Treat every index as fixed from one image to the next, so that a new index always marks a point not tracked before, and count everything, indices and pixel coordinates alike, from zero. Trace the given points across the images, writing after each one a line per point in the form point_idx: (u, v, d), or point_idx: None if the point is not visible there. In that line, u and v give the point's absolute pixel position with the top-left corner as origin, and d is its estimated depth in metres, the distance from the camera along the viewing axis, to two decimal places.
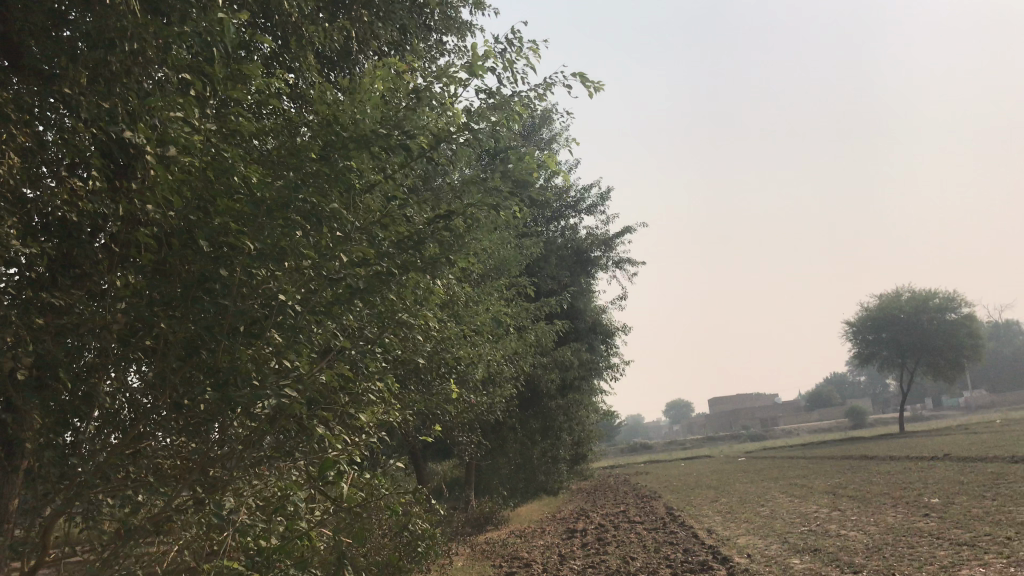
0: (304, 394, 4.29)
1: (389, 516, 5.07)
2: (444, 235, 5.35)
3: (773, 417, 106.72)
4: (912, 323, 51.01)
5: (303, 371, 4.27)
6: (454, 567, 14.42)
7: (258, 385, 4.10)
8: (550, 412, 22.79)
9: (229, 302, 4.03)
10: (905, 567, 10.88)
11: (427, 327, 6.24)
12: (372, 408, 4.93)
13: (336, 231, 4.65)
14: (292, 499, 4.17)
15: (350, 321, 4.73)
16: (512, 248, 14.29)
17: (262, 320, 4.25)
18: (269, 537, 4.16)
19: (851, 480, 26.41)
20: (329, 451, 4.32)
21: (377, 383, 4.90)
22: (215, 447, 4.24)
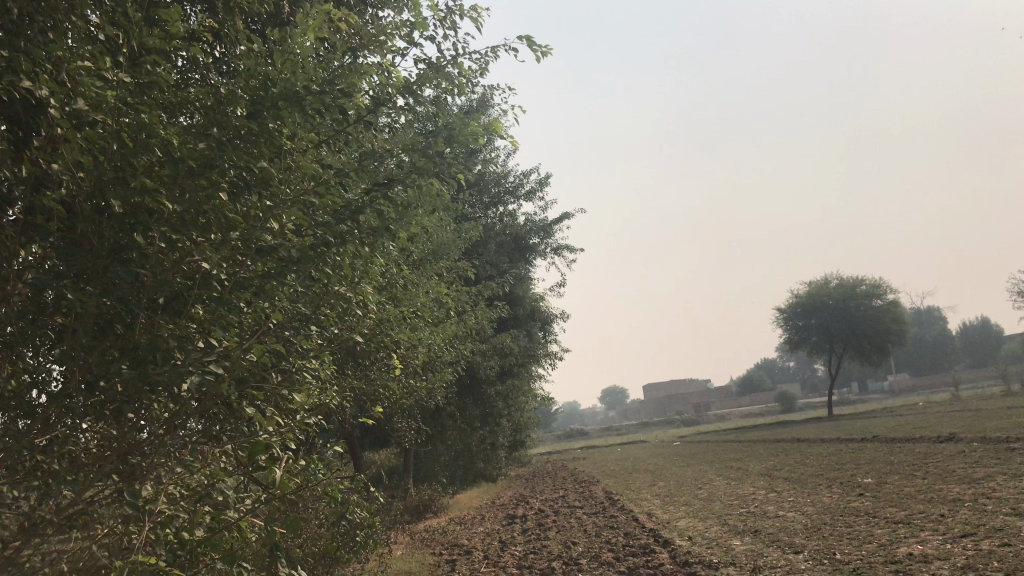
0: (231, 373, 3.93)
1: (325, 505, 4.73)
2: (383, 205, 5.04)
3: (708, 404, 108.64)
4: (840, 310, 52.25)
5: (228, 347, 3.91)
6: (394, 557, 14.11)
7: (180, 362, 3.72)
8: (489, 399, 22.55)
9: (146, 271, 3.65)
10: (844, 546, 10.93)
11: (365, 306, 5.91)
12: (306, 389, 4.60)
13: (265, 198, 4.30)
14: (218, 486, 3.80)
15: (281, 295, 4.38)
16: (451, 231, 14.00)
17: (182, 292, 3.88)
18: (191, 530, 3.80)
19: (785, 462, 26.84)
20: (259, 434, 3.98)
21: (313, 362, 4.56)
22: (134, 433, 3.85)
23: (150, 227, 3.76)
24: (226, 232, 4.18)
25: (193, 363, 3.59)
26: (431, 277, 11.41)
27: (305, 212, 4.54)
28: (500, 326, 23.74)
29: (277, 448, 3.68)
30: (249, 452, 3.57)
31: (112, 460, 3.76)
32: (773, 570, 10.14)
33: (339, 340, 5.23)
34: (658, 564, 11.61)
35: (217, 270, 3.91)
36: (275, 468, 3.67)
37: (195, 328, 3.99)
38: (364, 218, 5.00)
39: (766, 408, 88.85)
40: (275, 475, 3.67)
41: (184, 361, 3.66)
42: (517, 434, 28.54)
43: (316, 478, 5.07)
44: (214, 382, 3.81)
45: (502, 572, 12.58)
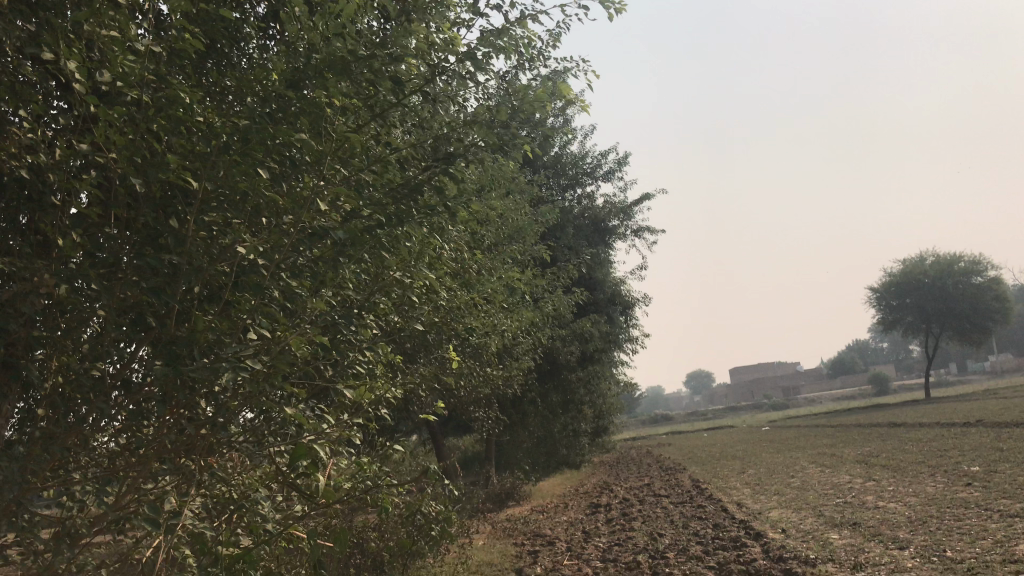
0: (274, 370, 3.57)
1: (385, 507, 4.38)
2: (444, 181, 4.60)
3: (797, 388, 105.91)
4: (938, 288, 49.88)
5: (271, 340, 3.56)
6: (475, 547, 13.86)
7: (216, 356, 3.39)
8: (571, 386, 22.10)
9: (176, 257, 3.32)
10: (955, 542, 10.12)
11: (429, 292, 5.52)
12: (363, 382, 4.22)
13: (312, 174, 3.93)
14: (257, 495, 3.44)
15: (331, 280, 4.01)
16: (525, 214, 13.58)
17: (221, 280, 3.57)
18: (230, 540, 3.49)
19: (881, 448, 25.65)
20: (305, 436, 3.62)
21: (369, 354, 4.19)
22: (173, 434, 3.54)
23: (184, 211, 3.46)
24: (269, 216, 3.85)
25: (228, 360, 3.26)
26: (504, 260, 11.03)
27: (357, 191, 4.19)
28: (581, 311, 23.25)
29: (322, 453, 3.32)
30: (291, 456, 3.22)
31: (147, 464, 3.46)
32: (877, 568, 9.43)
33: (399, 332, 4.88)
34: (750, 559, 10.98)
35: (257, 255, 3.56)
36: (320, 476, 3.31)
37: (236, 318, 3.68)
38: (425, 196, 4.58)
39: (858, 391, 85.95)
40: (320, 483, 3.31)
41: (219, 356, 3.31)
42: (599, 420, 28.07)
43: (376, 479, 4.75)
44: (255, 378, 3.48)
45: (585, 565, 12.16)
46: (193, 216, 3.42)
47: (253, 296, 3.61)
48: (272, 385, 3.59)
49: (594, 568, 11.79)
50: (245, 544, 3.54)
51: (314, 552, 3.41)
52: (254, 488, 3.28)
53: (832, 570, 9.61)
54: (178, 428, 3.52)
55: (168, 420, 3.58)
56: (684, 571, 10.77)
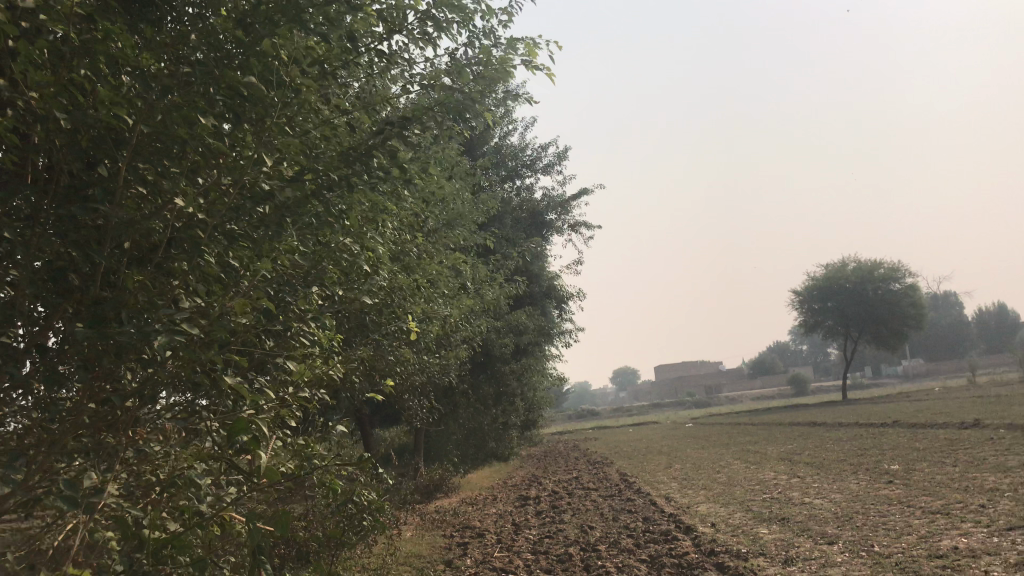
0: (212, 338, 3.30)
1: (325, 491, 4.14)
2: (397, 146, 4.37)
3: (721, 387, 108.02)
4: (859, 293, 51.36)
5: (210, 305, 3.29)
6: (404, 538, 13.56)
7: (148, 319, 3.10)
8: (503, 377, 21.94)
9: (106, 208, 3.03)
10: (881, 538, 10.26)
11: (374, 268, 5.29)
12: (306, 357, 3.98)
13: (258, 130, 3.68)
14: (190, 474, 3.17)
15: (275, 245, 3.76)
16: (468, 201, 13.34)
17: (156, 238, 3.28)
18: (157, 523, 3.22)
19: (803, 446, 26.18)
20: (244, 410, 3.36)
21: (313, 326, 3.95)
22: (96, 406, 3.24)
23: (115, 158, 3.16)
24: (208, 170, 3.58)
25: (160, 323, 2.98)
26: (446, 245, 10.80)
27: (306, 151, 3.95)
28: (516, 303, 23.13)
29: (264, 428, 3.07)
30: (229, 430, 2.97)
31: (66, 436, 3.14)
32: (808, 562, 9.48)
33: (343, 306, 4.64)
34: (681, 552, 10.97)
35: (196, 213, 3.29)
36: (262, 453, 3.07)
37: (169, 279, 3.40)
38: (375, 161, 4.35)
39: (779, 392, 88.14)
40: (261, 461, 3.05)
41: (153, 318, 3.04)
42: (529, 414, 28.03)
43: (315, 459, 4.49)
44: (188, 343, 3.21)
45: (516, 557, 12.00)
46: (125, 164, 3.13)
47: (188, 257, 3.34)
48: (208, 355, 3.33)
49: (526, 560, 11.64)
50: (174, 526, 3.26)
51: (252, 536, 3.16)
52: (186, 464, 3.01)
53: (763, 564, 9.64)
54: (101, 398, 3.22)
55: (90, 390, 3.27)
56: (616, 564, 10.69)
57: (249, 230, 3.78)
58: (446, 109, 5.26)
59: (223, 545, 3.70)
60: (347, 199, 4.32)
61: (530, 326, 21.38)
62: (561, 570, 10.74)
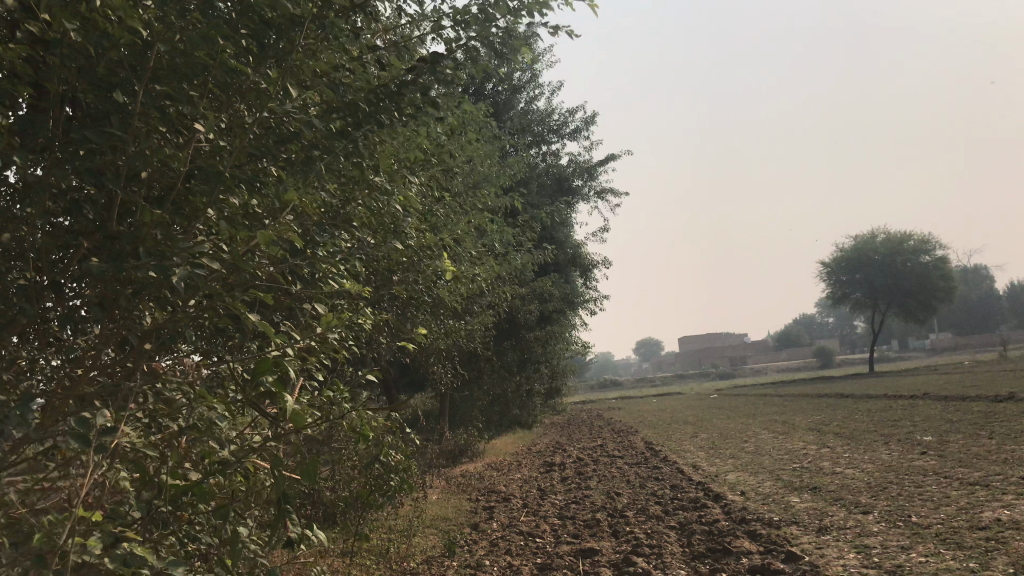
0: (235, 276, 3.09)
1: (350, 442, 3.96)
2: (427, 80, 4.13)
3: (744, 358, 107.47)
4: (889, 265, 50.54)
5: (234, 240, 3.07)
6: (428, 501, 13.49)
7: (168, 251, 2.88)
8: (528, 344, 21.75)
9: (118, 131, 2.78)
10: (919, 508, 10.01)
11: (400, 216, 5.07)
12: (333, 301, 3.76)
13: (283, 59, 3.45)
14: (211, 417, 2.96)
15: (300, 182, 3.54)
16: (494, 162, 13.06)
17: (176, 169, 3.05)
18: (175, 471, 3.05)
19: (831, 417, 25.86)
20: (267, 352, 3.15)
21: (342, 269, 3.74)
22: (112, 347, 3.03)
23: (133, 82, 2.94)
24: (231, 100, 3.36)
25: (181, 257, 2.79)
26: (474, 205, 10.54)
27: (332, 84, 3.72)
28: (542, 269, 22.87)
29: (290, 368, 2.85)
30: (253, 370, 2.77)
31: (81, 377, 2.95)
32: (843, 531, 9.26)
33: (370, 253, 4.42)
34: (712, 519, 10.79)
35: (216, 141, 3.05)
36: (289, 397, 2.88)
37: (190, 215, 3.20)
38: (405, 96, 4.10)
39: (805, 364, 87.52)
40: (287, 405, 2.84)
41: (171, 249, 2.82)
42: (554, 381, 27.91)
43: (342, 412, 4.30)
44: (209, 279, 3.02)
45: (543, 521, 11.90)
46: (143, 89, 2.91)
47: (209, 189, 3.10)
48: (231, 293, 3.12)
49: (553, 524, 11.53)
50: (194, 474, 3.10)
51: (278, 486, 2.98)
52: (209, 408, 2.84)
53: (797, 532, 9.43)
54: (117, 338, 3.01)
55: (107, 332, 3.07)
56: (645, 530, 10.53)
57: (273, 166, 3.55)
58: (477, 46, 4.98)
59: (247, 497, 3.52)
60: (374, 139, 4.10)
61: (556, 293, 21.14)
62: (588, 536, 10.59)
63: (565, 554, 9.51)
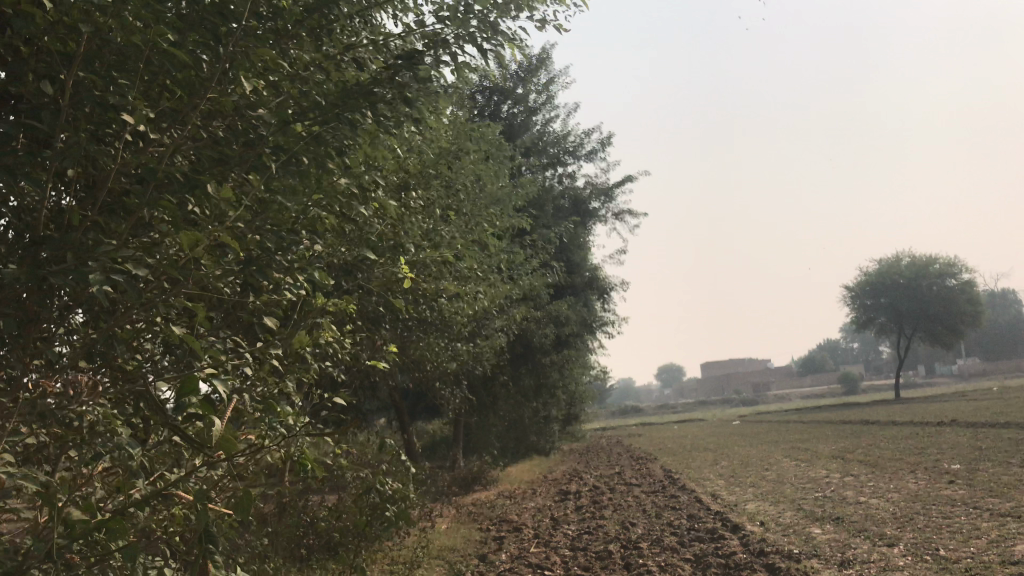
0: (161, 287, 3.03)
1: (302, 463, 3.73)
2: (396, 72, 3.95)
3: (768, 385, 106.14)
4: (913, 289, 49.71)
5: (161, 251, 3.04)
6: (437, 530, 13.12)
7: (88, 256, 2.76)
8: (544, 369, 21.37)
9: (38, 122, 2.65)
10: (947, 541, 9.51)
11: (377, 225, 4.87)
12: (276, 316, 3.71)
13: (230, 53, 3.33)
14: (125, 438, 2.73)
15: (248, 182, 3.40)
16: (506, 182, 12.80)
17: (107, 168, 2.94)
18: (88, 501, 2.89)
19: (856, 444, 25.18)
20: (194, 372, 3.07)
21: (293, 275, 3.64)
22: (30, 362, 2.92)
23: (62, 69, 2.81)
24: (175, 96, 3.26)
25: (99, 262, 2.69)
26: (482, 224, 10.29)
27: (285, 76, 3.59)
28: (558, 293, 22.56)
29: (218, 389, 2.88)
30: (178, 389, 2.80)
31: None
32: (867, 565, 8.79)
33: (338, 260, 4.24)
34: (728, 551, 10.33)
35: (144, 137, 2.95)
36: (217, 418, 2.90)
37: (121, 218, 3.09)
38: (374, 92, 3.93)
39: (830, 390, 86.21)
40: (214, 427, 2.86)
41: (92, 255, 2.71)
42: (572, 408, 27.48)
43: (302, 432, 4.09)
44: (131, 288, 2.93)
45: (554, 552, 11.49)
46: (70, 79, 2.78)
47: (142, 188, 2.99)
48: (158, 302, 3.03)
49: (564, 556, 11.12)
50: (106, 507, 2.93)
51: (199, 516, 2.78)
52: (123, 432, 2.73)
53: (818, 566, 8.97)
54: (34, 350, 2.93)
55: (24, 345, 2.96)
56: (659, 562, 10.11)
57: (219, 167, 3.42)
58: (459, 37, 4.79)
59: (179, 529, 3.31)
60: (345, 141, 3.95)
61: (571, 317, 20.79)
62: (599, 568, 10.16)
63: None
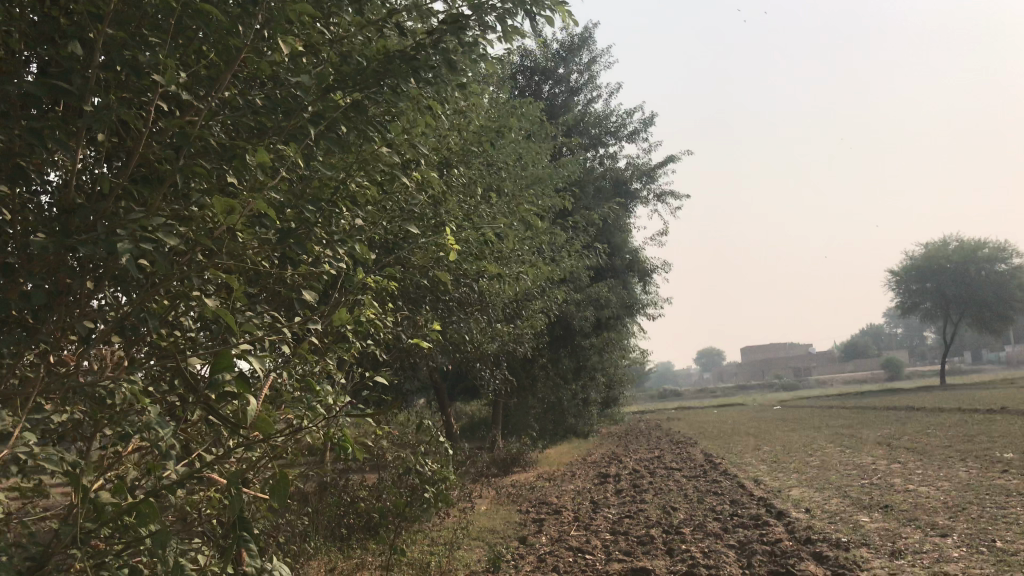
0: (190, 260, 2.97)
1: (340, 447, 3.63)
2: (441, 37, 3.82)
3: (810, 370, 104.79)
4: (961, 274, 48.53)
5: (194, 224, 2.99)
6: (477, 512, 13.05)
7: (117, 226, 2.71)
8: (584, 352, 21.19)
9: (66, 83, 2.61)
10: (1003, 532, 9.19)
11: (418, 200, 4.74)
12: (317, 291, 3.60)
13: (266, 17, 3.24)
14: (157, 419, 2.64)
15: (284, 151, 3.33)
16: (547, 162, 12.61)
17: (137, 133, 2.90)
18: (120, 483, 2.82)
19: (902, 431, 24.65)
20: (230, 347, 2.95)
21: (332, 250, 3.52)
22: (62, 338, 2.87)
23: (90, 28, 2.71)
24: (207, 60, 3.21)
25: (131, 231, 2.66)
26: (524, 203, 10.12)
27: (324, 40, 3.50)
28: (598, 274, 22.33)
29: (253, 364, 2.75)
30: (212, 365, 2.68)
31: (23, 370, 2.76)
32: (919, 556, 8.51)
33: (377, 233, 4.14)
34: (773, 539, 10.10)
35: (176, 102, 2.89)
36: (252, 396, 2.76)
37: (153, 187, 3.05)
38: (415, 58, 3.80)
39: (873, 376, 84.84)
40: (248, 402, 2.72)
41: (123, 223, 2.68)
42: (611, 391, 27.29)
43: (338, 414, 4.00)
44: (163, 259, 2.87)
45: (594, 536, 11.36)
46: (98, 38, 2.71)
47: (175, 155, 2.94)
48: (189, 274, 2.96)
49: (605, 540, 10.99)
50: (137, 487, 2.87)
51: (233, 503, 2.67)
52: (151, 411, 2.64)
53: (867, 556, 8.70)
54: (64, 326, 2.87)
55: (54, 322, 2.91)
56: (702, 548, 9.91)
57: (255, 136, 3.35)
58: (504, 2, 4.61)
59: (211, 517, 3.21)
60: (386, 109, 3.83)
61: (611, 299, 20.56)
62: (641, 553, 10.00)
63: (615, 573, 8.95)
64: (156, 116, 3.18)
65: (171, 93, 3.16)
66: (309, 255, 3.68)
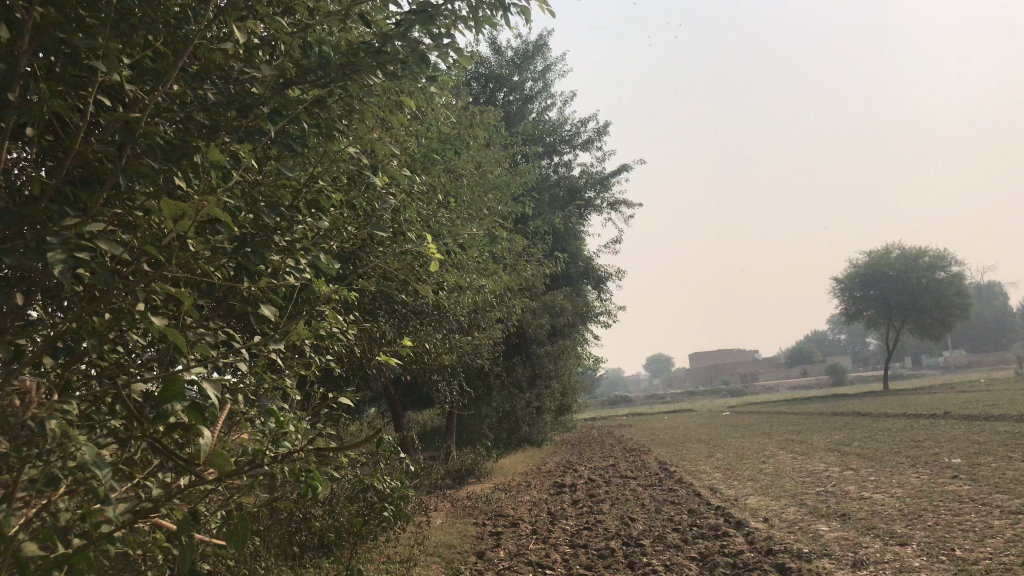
0: (134, 274, 2.72)
1: (298, 474, 3.41)
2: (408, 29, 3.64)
3: (758, 376, 106.20)
4: (903, 282, 49.59)
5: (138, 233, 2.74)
6: (432, 526, 12.75)
7: (49, 235, 2.45)
8: (539, 360, 21.04)
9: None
10: (961, 540, 9.22)
11: (379, 203, 4.53)
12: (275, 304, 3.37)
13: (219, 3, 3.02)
14: (94, 455, 2.38)
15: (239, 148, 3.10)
16: (505, 170, 12.43)
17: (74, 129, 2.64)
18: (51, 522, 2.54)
19: (850, 437, 24.97)
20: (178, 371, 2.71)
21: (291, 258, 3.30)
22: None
23: (18, 8, 2.47)
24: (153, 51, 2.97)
25: (67, 240, 2.40)
26: (482, 211, 9.93)
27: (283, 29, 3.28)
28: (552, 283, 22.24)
29: (208, 394, 2.52)
30: (159, 396, 2.44)
31: None
32: (881, 566, 8.47)
33: (338, 238, 3.93)
34: (734, 550, 10.02)
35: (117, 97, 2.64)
36: (206, 428, 2.53)
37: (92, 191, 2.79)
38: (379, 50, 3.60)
39: (820, 382, 86.33)
40: (201, 436, 2.50)
41: (57, 231, 2.42)
42: (565, 399, 27.20)
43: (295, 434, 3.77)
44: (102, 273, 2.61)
45: (554, 549, 11.17)
46: (30, 24, 2.47)
47: (116, 154, 2.68)
48: (132, 290, 2.71)
49: (564, 553, 10.79)
50: (71, 528, 2.61)
51: (185, 555, 2.57)
52: (88, 449, 2.38)
53: (830, 567, 8.64)
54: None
55: None
56: (664, 561, 9.78)
57: (207, 133, 3.11)
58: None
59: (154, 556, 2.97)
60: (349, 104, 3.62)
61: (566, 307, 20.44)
62: (602, 567, 9.83)
63: None
64: (96, 111, 2.92)
65: (115, 86, 2.91)
66: (266, 265, 3.43)
